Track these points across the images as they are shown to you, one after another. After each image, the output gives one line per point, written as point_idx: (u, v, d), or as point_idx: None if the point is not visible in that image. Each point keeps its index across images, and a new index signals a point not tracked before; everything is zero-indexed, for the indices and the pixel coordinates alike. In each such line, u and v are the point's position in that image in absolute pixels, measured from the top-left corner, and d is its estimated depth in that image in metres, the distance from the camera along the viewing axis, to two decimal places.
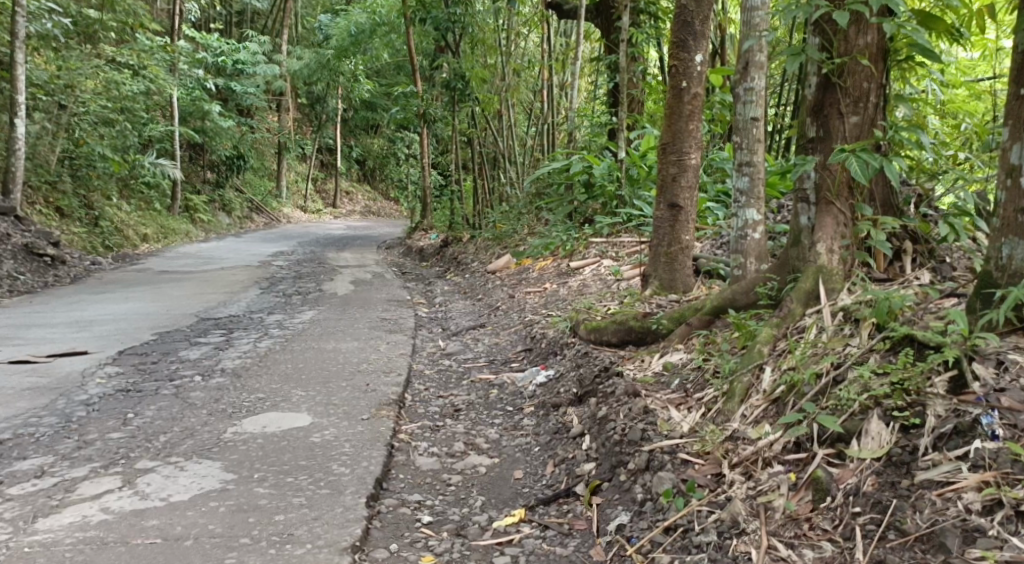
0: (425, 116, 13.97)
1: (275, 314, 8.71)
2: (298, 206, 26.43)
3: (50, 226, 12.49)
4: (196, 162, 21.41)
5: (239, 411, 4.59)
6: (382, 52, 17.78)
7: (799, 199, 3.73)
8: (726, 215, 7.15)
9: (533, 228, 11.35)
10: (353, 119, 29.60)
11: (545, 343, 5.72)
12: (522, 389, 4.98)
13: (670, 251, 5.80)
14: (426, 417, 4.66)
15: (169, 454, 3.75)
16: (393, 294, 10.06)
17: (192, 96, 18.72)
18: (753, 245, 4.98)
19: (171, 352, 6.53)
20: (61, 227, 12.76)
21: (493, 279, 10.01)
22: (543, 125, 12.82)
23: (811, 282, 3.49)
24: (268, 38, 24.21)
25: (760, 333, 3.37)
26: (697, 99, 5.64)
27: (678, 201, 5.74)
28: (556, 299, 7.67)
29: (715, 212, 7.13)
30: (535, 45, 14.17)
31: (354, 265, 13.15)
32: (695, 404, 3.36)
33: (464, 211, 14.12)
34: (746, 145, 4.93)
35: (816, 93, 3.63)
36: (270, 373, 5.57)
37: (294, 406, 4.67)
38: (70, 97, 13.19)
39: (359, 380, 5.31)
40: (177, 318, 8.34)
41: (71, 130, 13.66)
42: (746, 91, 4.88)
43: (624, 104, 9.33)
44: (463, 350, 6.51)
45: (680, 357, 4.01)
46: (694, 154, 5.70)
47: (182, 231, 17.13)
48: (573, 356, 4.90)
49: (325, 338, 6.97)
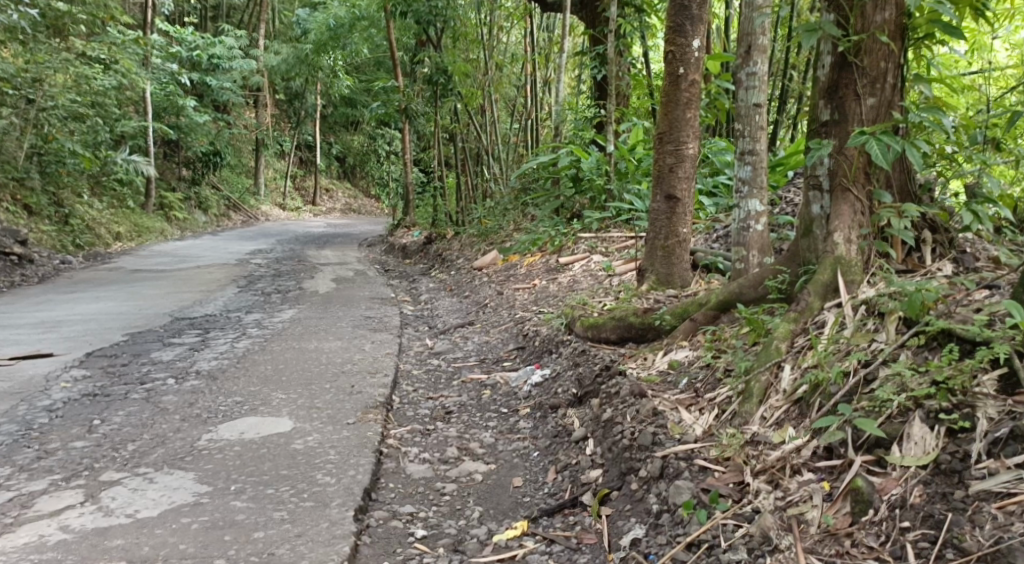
0: (406, 112, 13.70)
1: (254, 313, 8.42)
2: (277, 204, 26.02)
3: (19, 224, 12.09)
4: (171, 159, 20.98)
5: (215, 416, 4.32)
6: (362, 46, 17.46)
7: (811, 186, 3.53)
8: (720, 209, 6.96)
9: (518, 224, 11.12)
10: (333, 116, 29.20)
11: (538, 342, 5.49)
12: (516, 389, 4.74)
13: (666, 244, 5.58)
14: (416, 421, 4.42)
15: (137, 465, 3.49)
16: (376, 292, 9.79)
17: (166, 91, 18.30)
18: (756, 237, 4.76)
19: (144, 354, 6.24)
20: (30, 225, 12.36)
21: (479, 276, 9.77)
22: (526, 120, 12.57)
23: (829, 274, 3.29)
24: (244, 33, 23.78)
25: (777, 328, 3.15)
26: (695, 87, 5.43)
27: (674, 192, 5.52)
28: (546, 295, 7.43)
29: (709, 206, 6.94)
30: (517, 38, 13.92)
31: (335, 263, 12.86)
32: (707, 405, 3.15)
33: (447, 208, 13.87)
34: (749, 133, 4.70)
35: (832, 72, 3.42)
36: (248, 375, 5.30)
37: (275, 410, 4.41)
38: (39, 91, 12.76)
39: (344, 381, 5.06)
40: (151, 318, 8.04)
41: (40, 126, 13.10)
42: (748, 76, 4.66)
43: (611, 96, 9.09)
44: (452, 349, 6.27)
45: (686, 355, 3.80)
46: (692, 144, 5.49)
47: (157, 229, 16.74)
48: (569, 355, 4.68)
49: (307, 338, 6.70)
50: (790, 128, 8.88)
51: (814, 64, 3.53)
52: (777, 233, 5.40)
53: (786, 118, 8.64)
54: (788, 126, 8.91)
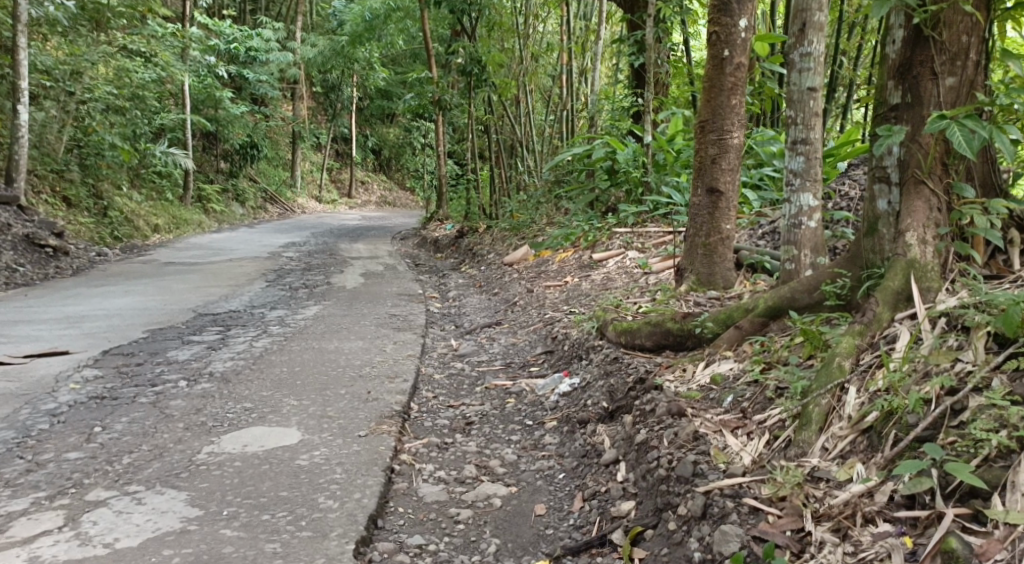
0: (440, 103, 13.37)
1: (278, 309, 8.16)
2: (312, 197, 25.90)
3: (56, 216, 12.02)
4: (209, 152, 20.92)
5: (221, 425, 4.02)
6: (397, 38, 17.17)
7: (877, 178, 3.16)
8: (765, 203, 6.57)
9: (552, 218, 10.73)
10: (369, 108, 29.02)
11: (568, 346, 5.11)
12: (543, 399, 4.39)
13: (707, 241, 5.17)
14: (434, 432, 4.09)
15: (126, 482, 3.19)
16: (405, 288, 9.47)
17: (204, 84, 18.15)
18: (808, 235, 4.33)
19: (160, 352, 5.99)
20: (68, 217, 12.28)
21: (510, 272, 9.41)
22: (562, 111, 12.16)
23: (901, 279, 2.87)
24: (281, 25, 23.66)
25: (840, 344, 2.74)
26: (740, 71, 5.01)
27: (717, 185, 5.10)
28: (578, 294, 7.05)
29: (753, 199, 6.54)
30: (554, 27, 13.51)
31: (366, 257, 12.60)
32: (757, 429, 2.75)
33: (480, 201, 13.52)
34: (802, 120, 4.27)
35: (904, 48, 3.03)
36: (262, 379, 5.01)
37: (284, 419, 4.10)
38: (77, 84, 12.62)
39: (360, 387, 4.75)
40: (173, 314, 7.82)
41: (80, 118, 13.27)
42: (802, 58, 4.24)
43: (650, 84, 8.65)
44: (477, 351, 5.93)
45: (730, 368, 3.40)
46: (737, 133, 5.07)
47: (194, 221, 16.65)
48: (600, 362, 4.31)
49: (328, 337, 6.42)
50: (839, 118, 8.44)
51: (884, 40, 3.14)
52: (829, 231, 4.96)
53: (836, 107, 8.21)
54: (837, 117, 8.48)
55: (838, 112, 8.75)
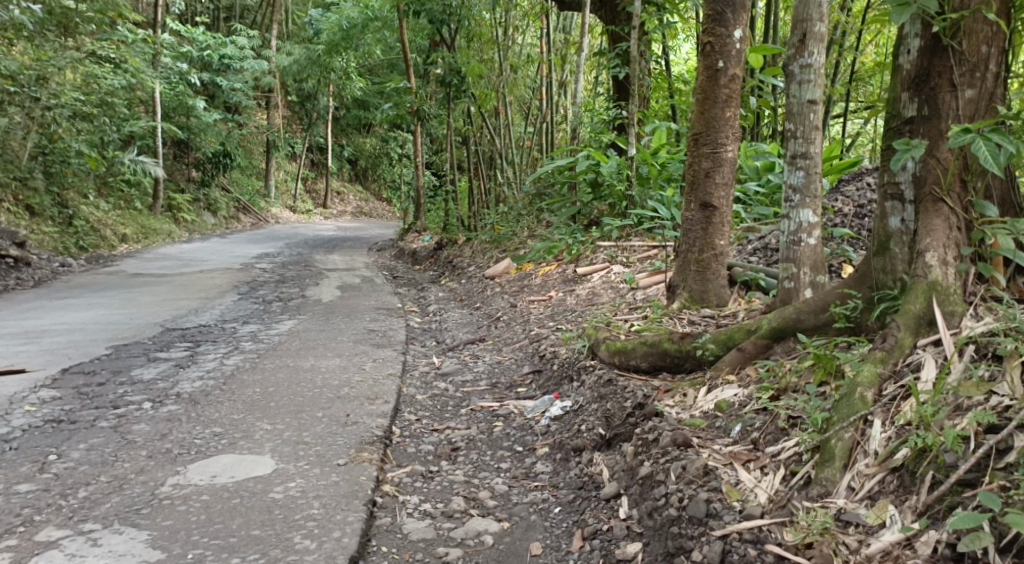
0: (418, 113, 13.17)
1: (251, 324, 7.88)
2: (287, 207, 25.52)
3: (20, 225, 11.61)
4: (181, 160, 20.53)
5: (188, 452, 3.76)
6: (375, 47, 16.95)
7: (889, 195, 3.03)
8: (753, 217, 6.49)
9: (533, 230, 10.54)
10: (345, 117, 28.72)
11: (556, 366, 4.91)
12: (533, 423, 4.18)
13: (701, 258, 4.99)
14: (418, 459, 3.86)
15: (81, 520, 3.00)
16: (383, 301, 9.22)
17: (176, 91, 17.79)
18: (807, 253, 4.17)
19: (124, 371, 5.69)
20: (31, 227, 11.86)
21: (491, 285, 9.20)
22: (541, 123, 12.00)
23: (922, 302, 2.69)
24: (256, 33, 23.33)
25: (860, 373, 2.56)
26: (735, 83, 4.86)
27: (711, 200, 4.94)
28: (564, 310, 6.86)
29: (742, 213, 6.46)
30: (534, 39, 13.39)
31: (343, 268, 12.33)
32: (771, 463, 2.59)
33: (459, 213, 13.31)
34: (801, 134, 4.10)
35: (919, 59, 2.89)
36: (234, 400, 4.74)
37: (256, 446, 3.85)
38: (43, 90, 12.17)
39: (339, 409, 4.51)
40: (139, 329, 7.50)
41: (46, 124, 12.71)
42: (802, 69, 4.08)
43: (634, 95, 8.49)
44: (461, 370, 5.70)
45: (736, 395, 3.20)
46: (731, 146, 4.91)
47: (164, 231, 16.26)
48: (593, 384, 4.12)
49: (304, 354, 6.16)
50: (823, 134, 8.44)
51: (896, 50, 3.00)
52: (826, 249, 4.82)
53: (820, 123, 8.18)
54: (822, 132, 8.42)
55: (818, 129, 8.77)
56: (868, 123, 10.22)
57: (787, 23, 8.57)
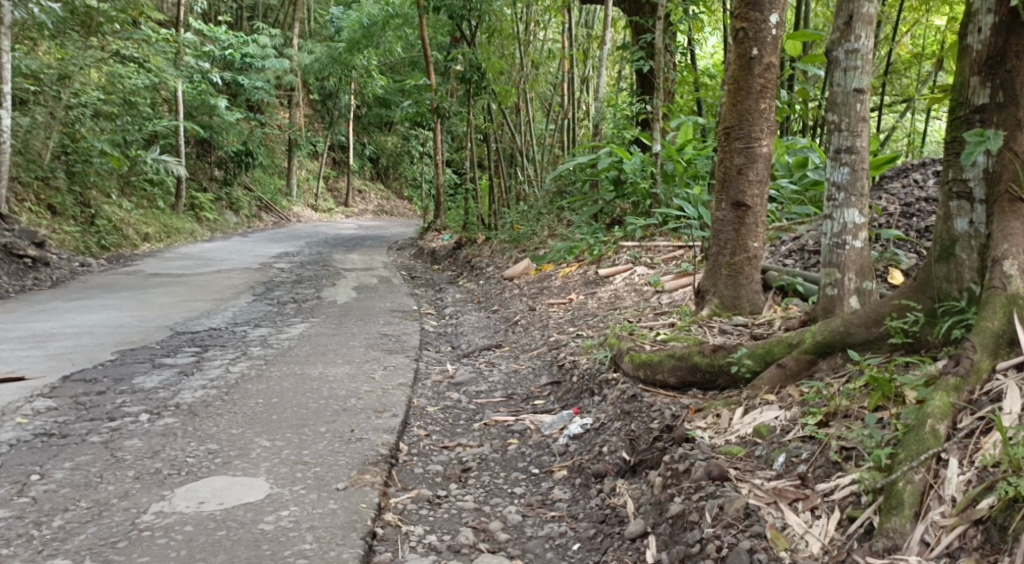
0: (439, 111, 12.87)
1: (262, 327, 7.61)
2: (309, 205, 25.34)
3: (40, 224, 11.46)
4: (203, 159, 20.41)
5: (178, 473, 3.47)
6: (396, 45, 16.72)
7: (954, 194, 2.73)
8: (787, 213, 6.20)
9: (554, 229, 10.21)
10: (367, 115, 28.52)
11: (576, 377, 4.57)
12: (551, 441, 3.86)
13: (732, 261, 4.64)
14: (425, 481, 3.56)
15: (50, 554, 2.75)
16: (399, 303, 8.93)
17: (198, 89, 17.66)
18: (852, 256, 3.81)
19: (126, 379, 5.43)
20: (52, 226, 11.72)
21: (511, 287, 8.88)
22: (563, 121, 11.65)
23: (1002, 319, 2.44)
24: (278, 32, 23.19)
25: (931, 402, 2.29)
26: (771, 72, 4.49)
27: (744, 199, 4.58)
28: (585, 314, 6.52)
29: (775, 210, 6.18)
30: (555, 35, 13.05)
31: (361, 268, 12.06)
32: (823, 504, 2.29)
33: (479, 211, 13.00)
34: (847, 126, 3.73)
35: (992, 38, 2.59)
36: (233, 413, 4.46)
37: (252, 466, 3.55)
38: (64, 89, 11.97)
39: (343, 424, 4.21)
40: (149, 333, 7.26)
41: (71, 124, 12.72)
42: (847, 55, 3.71)
43: (659, 89, 8.09)
44: (475, 379, 5.38)
45: (777, 418, 2.86)
46: (766, 140, 4.55)
47: (186, 230, 16.12)
48: (616, 400, 3.79)
49: (313, 361, 5.87)
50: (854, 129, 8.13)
51: (963, 28, 2.70)
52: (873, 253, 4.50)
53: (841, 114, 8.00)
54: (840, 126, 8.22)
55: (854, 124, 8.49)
56: (902, 118, 9.87)
57: (819, 15, 8.27)
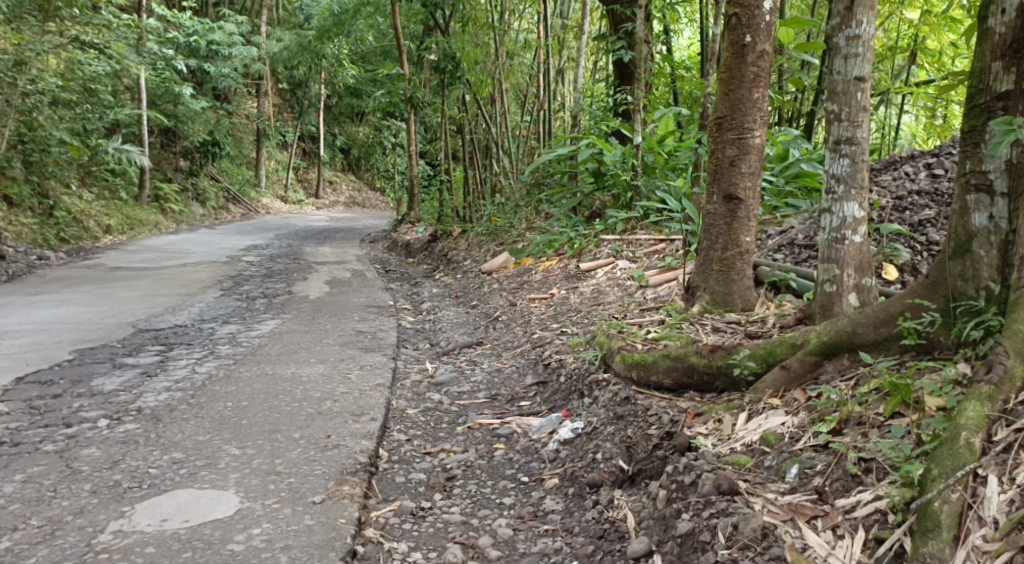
0: (412, 101, 12.59)
1: (230, 324, 7.33)
2: (278, 197, 24.89)
3: None
4: (168, 149, 19.92)
5: (140, 486, 3.26)
6: (367, 34, 16.39)
7: (973, 186, 2.57)
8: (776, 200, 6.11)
9: (532, 222, 10.02)
10: (338, 106, 28.08)
11: (563, 378, 4.40)
12: (539, 447, 3.68)
13: (723, 256, 4.49)
14: (407, 491, 3.37)
15: None
16: (373, 298, 8.70)
17: (161, 77, 17.19)
18: (852, 252, 3.64)
19: (85, 380, 5.17)
20: (8, 218, 11.26)
21: (488, 281, 8.69)
22: (540, 112, 11.43)
23: None
24: (245, 19, 22.68)
25: (964, 413, 2.16)
26: (765, 60, 4.33)
27: (736, 192, 4.42)
28: (567, 309, 6.34)
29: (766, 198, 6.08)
30: (530, 24, 12.82)
31: (333, 261, 11.78)
32: (845, 523, 2.18)
33: (454, 203, 12.76)
34: (847, 116, 3.57)
35: (1017, 21, 2.45)
36: (200, 417, 4.23)
37: (220, 477, 3.34)
38: (20, 76, 11.33)
39: (318, 429, 4.00)
40: (110, 330, 6.96)
41: (28, 112, 12.00)
42: (848, 42, 3.55)
43: (639, 79, 7.90)
44: (456, 378, 5.18)
45: (784, 424, 2.69)
46: (759, 131, 4.39)
47: (151, 221, 15.67)
48: (608, 403, 3.63)
49: (285, 360, 5.64)
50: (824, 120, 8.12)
51: (982, 11, 2.55)
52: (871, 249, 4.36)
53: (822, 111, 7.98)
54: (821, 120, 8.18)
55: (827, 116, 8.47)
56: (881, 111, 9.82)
57: (794, 6, 8.17)
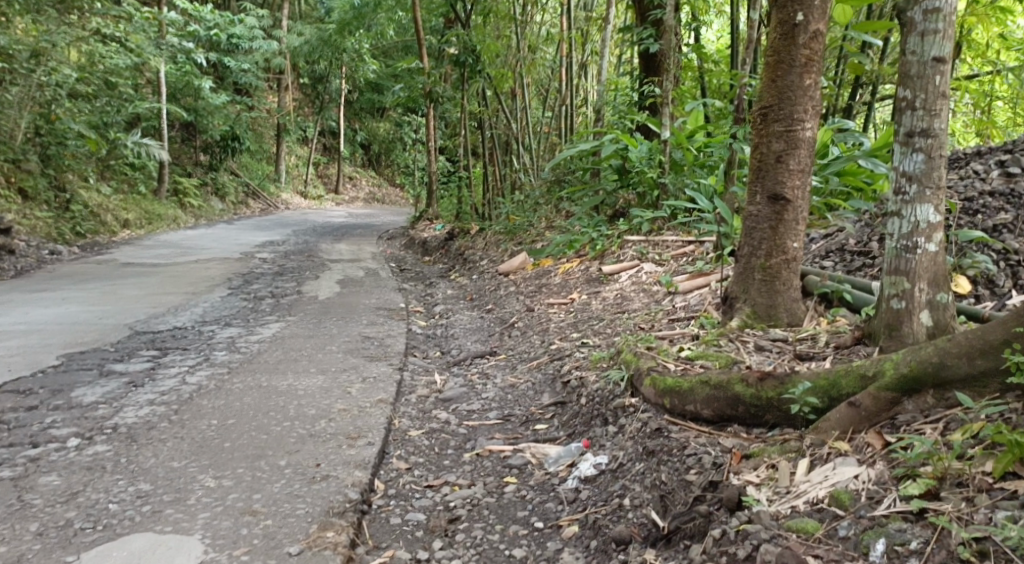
0: (432, 95, 12.11)
1: (232, 327, 6.89)
2: (298, 192, 24.54)
3: (9, 207, 10.59)
4: (188, 143, 19.60)
5: (93, 526, 2.87)
6: (388, 27, 15.96)
7: None
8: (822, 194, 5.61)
9: (552, 221, 9.52)
10: (359, 101, 27.71)
11: (584, 400, 3.91)
12: (554, 484, 3.21)
13: (768, 263, 3.96)
14: (402, 535, 2.93)
15: None
16: (385, 299, 8.23)
17: (182, 69, 16.88)
18: (925, 262, 3.12)
19: (64, 390, 4.72)
20: (23, 210, 10.86)
21: (505, 283, 8.20)
22: (561, 106, 10.91)
23: None
24: (266, 14, 22.36)
25: None
26: (818, 42, 3.81)
27: (782, 191, 3.90)
28: (589, 317, 5.84)
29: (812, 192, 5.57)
30: (553, 15, 12.32)
31: (347, 259, 11.34)
32: None
33: (473, 200, 12.25)
34: (923, 103, 3.05)
35: None
36: (180, 439, 3.76)
37: (188, 518, 2.91)
38: (39, 68, 11.12)
39: (307, 455, 3.53)
40: (105, 332, 6.53)
41: (47, 104, 11.72)
42: (925, 15, 3.02)
43: (668, 68, 7.37)
44: (466, 393, 4.71)
45: (857, 478, 2.25)
46: (809, 123, 3.87)
47: (169, 216, 15.30)
48: (636, 437, 3.15)
49: (282, 370, 5.18)
50: (857, 115, 7.66)
51: None
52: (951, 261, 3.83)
53: (865, 106, 7.48)
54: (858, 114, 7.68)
55: (858, 111, 8.01)
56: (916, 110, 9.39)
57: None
